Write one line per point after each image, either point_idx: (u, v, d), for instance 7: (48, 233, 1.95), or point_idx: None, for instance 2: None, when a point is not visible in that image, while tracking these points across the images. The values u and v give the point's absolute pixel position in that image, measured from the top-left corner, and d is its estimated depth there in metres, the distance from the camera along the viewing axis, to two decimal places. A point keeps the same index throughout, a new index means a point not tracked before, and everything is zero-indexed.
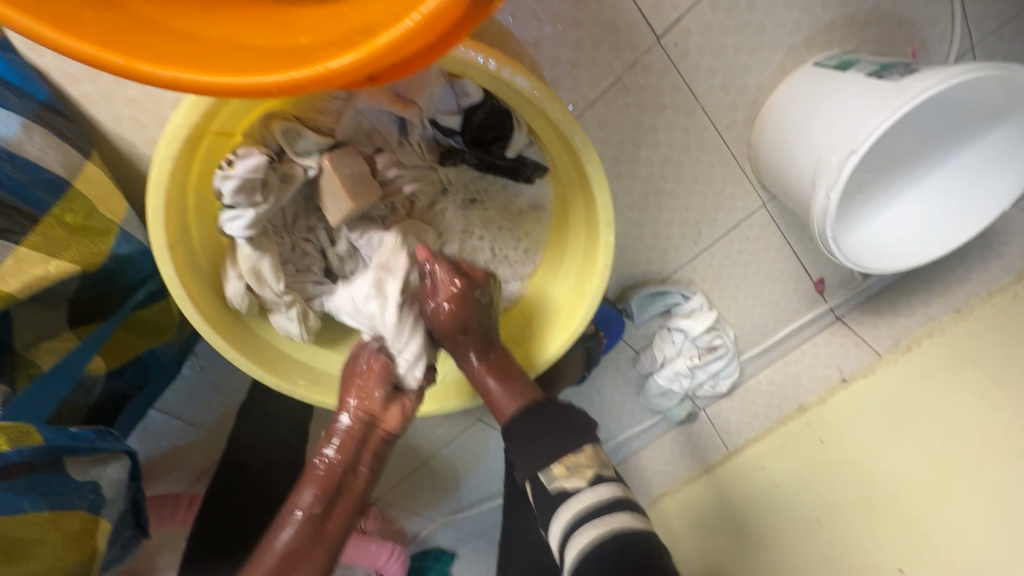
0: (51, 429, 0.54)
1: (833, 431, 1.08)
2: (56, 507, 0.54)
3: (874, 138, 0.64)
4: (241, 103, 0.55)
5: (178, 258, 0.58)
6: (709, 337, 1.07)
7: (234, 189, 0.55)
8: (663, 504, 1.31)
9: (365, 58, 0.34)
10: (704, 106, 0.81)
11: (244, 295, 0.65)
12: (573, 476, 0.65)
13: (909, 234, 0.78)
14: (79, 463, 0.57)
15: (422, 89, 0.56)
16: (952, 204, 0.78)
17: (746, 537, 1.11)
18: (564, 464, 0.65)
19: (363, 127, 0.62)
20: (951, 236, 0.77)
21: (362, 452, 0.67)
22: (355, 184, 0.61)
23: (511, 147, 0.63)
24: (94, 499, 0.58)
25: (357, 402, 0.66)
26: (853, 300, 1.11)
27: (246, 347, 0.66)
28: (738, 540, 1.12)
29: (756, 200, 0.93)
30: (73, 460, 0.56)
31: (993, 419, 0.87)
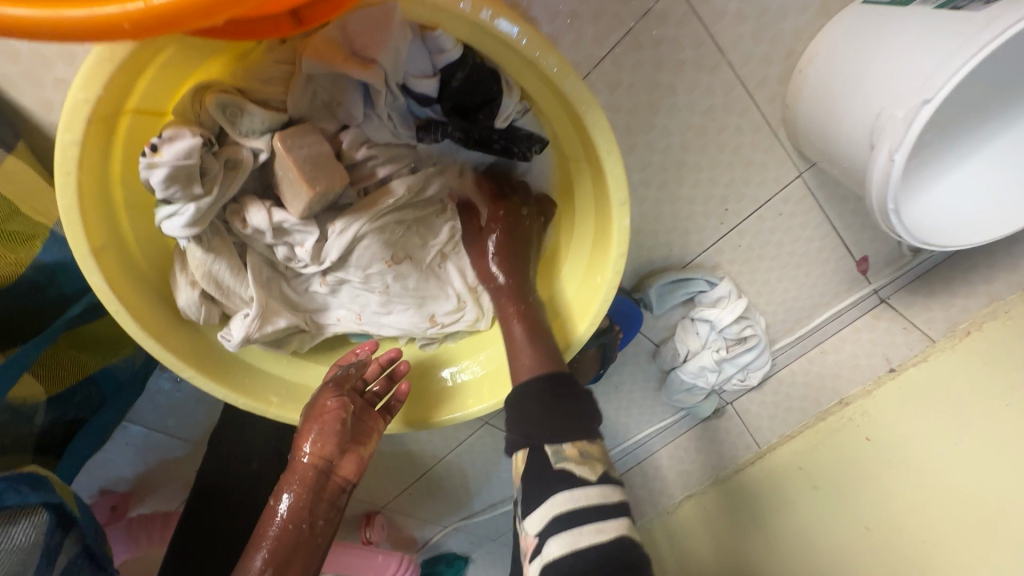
0: None
1: (878, 426, 0.96)
2: None
3: (952, 85, 0.51)
4: (164, 73, 0.45)
5: (110, 266, 0.49)
6: (738, 327, 0.96)
7: (164, 181, 0.45)
8: (686, 508, 1.21)
9: None
10: (732, 60, 0.69)
11: (199, 304, 0.55)
12: (583, 463, 0.56)
13: (978, 203, 0.66)
14: None
15: (383, 44, 0.45)
16: None
17: (777, 544, 1.01)
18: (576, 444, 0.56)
19: (321, 99, 0.51)
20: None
21: (318, 495, 0.61)
22: (314, 169, 0.51)
23: (501, 115, 0.52)
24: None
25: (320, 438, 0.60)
26: (900, 280, 0.99)
27: (207, 364, 0.57)
28: (773, 549, 1.01)
29: (793, 170, 0.80)
30: None
31: None
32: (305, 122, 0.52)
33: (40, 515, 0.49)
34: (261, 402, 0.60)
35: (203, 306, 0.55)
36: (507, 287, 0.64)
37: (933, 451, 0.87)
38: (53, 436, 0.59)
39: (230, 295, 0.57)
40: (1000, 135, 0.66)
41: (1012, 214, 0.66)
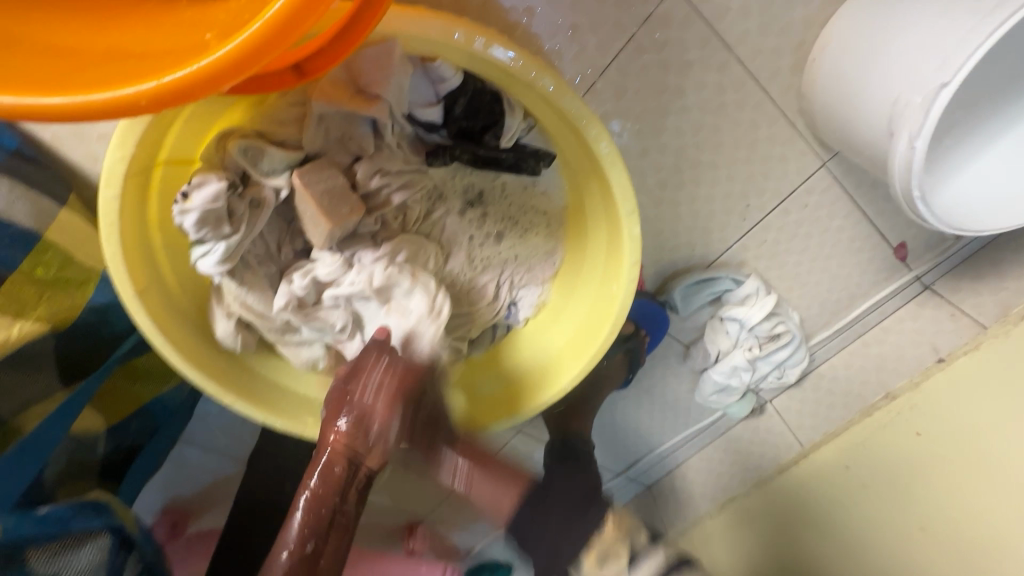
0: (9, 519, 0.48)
1: (930, 419, 0.91)
2: None
3: (968, 68, 0.50)
4: (187, 123, 0.48)
5: (154, 307, 0.52)
6: (770, 325, 0.93)
7: (195, 224, 0.49)
8: (706, 523, 1.17)
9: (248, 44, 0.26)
10: (739, 56, 0.68)
11: (235, 333, 0.59)
12: None
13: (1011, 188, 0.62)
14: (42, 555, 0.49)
15: (387, 78, 0.47)
16: None
17: (829, 539, 0.97)
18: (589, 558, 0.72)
19: (334, 134, 0.54)
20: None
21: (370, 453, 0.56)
22: (331, 202, 0.54)
23: (507, 135, 0.53)
24: None
25: (346, 426, 0.55)
26: (944, 264, 0.93)
27: (247, 390, 0.60)
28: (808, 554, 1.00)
29: (814, 160, 0.78)
30: (35, 552, 0.49)
31: None
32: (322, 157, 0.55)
33: (103, 539, 0.53)
34: (300, 423, 0.61)
35: (239, 334, 0.59)
36: (348, 433, 0.55)
37: (996, 445, 0.82)
38: (113, 463, 0.64)
39: (265, 323, 0.60)
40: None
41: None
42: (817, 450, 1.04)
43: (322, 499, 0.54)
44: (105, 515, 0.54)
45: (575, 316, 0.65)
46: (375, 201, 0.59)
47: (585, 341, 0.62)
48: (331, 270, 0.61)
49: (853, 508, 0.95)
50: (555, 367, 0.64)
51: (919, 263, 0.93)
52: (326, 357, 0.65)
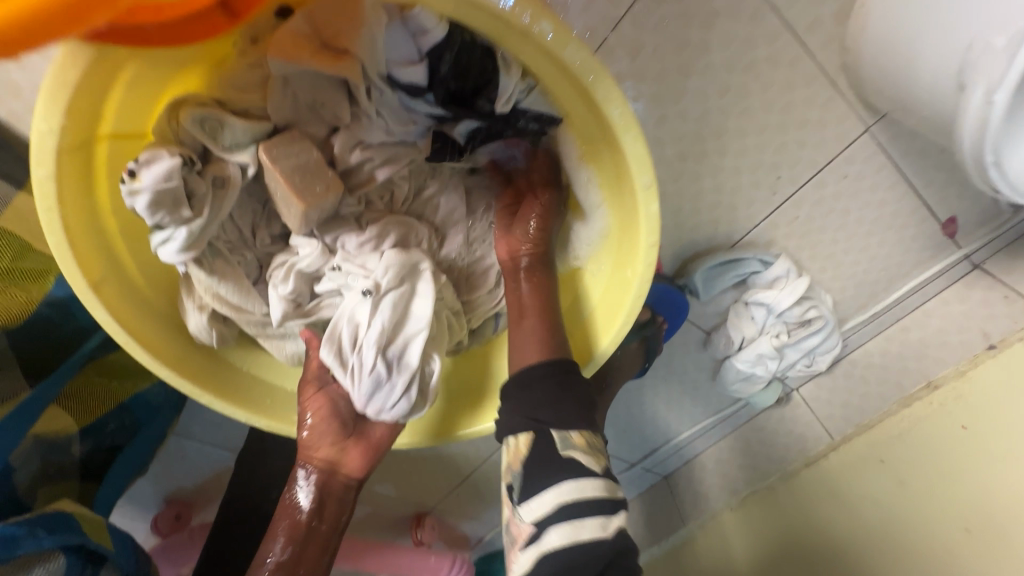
0: None
1: (976, 412, 0.82)
2: None
3: None
4: (131, 91, 0.42)
5: (112, 301, 0.47)
6: (800, 310, 0.85)
7: (149, 208, 0.43)
8: (725, 519, 1.12)
9: None
10: (773, 3, 0.59)
11: (207, 328, 0.53)
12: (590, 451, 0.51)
13: None
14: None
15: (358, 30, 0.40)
16: None
17: (839, 528, 0.93)
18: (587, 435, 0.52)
19: (304, 102, 0.47)
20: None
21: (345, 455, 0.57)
22: (303, 180, 0.47)
23: (501, 97, 0.46)
24: None
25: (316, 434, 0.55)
26: (1000, 241, 0.82)
27: (224, 387, 0.55)
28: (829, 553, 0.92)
29: (858, 125, 0.69)
30: None
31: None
32: (292, 128, 0.48)
33: (55, 561, 0.47)
34: (284, 423, 0.57)
35: (214, 329, 0.53)
36: (324, 435, 0.55)
37: None
38: (91, 461, 0.60)
39: (241, 316, 0.55)
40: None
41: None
42: (850, 444, 0.98)
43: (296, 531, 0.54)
44: (57, 535, 0.47)
45: (583, 311, 0.58)
46: (357, 178, 0.53)
47: (594, 336, 0.56)
48: (311, 258, 0.56)
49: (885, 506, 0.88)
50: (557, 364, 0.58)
51: (969, 241, 0.83)
52: (310, 352, 0.59)
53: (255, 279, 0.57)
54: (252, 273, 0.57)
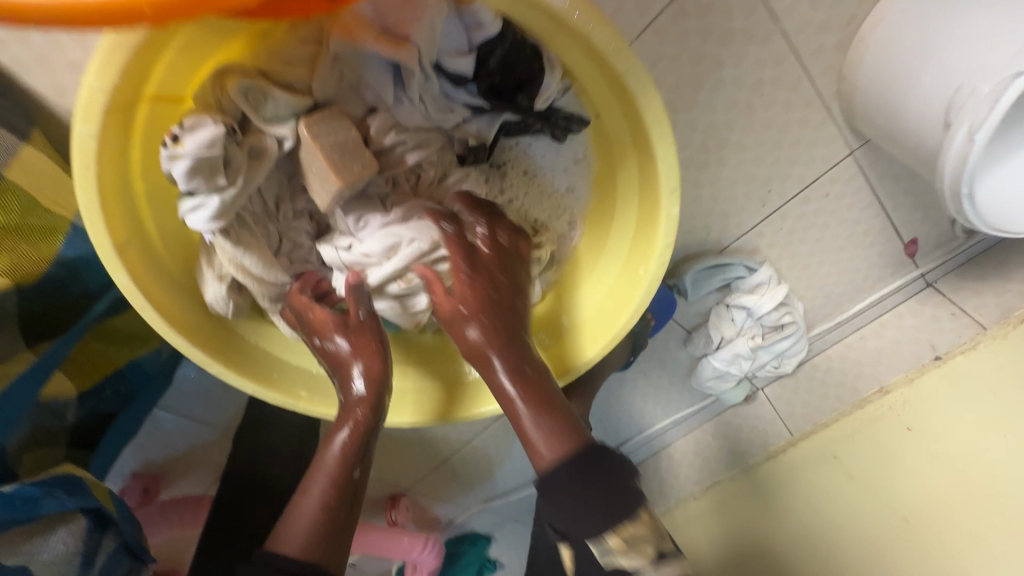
0: None
1: (922, 416, 0.92)
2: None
3: None
4: (179, 54, 0.41)
5: (135, 265, 0.46)
6: (777, 315, 0.92)
7: (187, 173, 0.43)
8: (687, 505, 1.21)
9: None
10: (785, 29, 0.64)
11: (225, 299, 0.53)
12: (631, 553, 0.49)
13: None
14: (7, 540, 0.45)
15: (419, 17, 0.41)
16: None
17: (791, 515, 1.02)
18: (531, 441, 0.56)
19: (347, 81, 0.48)
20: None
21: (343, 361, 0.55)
22: (342, 158, 0.48)
23: (542, 95, 0.48)
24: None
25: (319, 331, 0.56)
26: (948, 263, 0.93)
27: (236, 357, 0.55)
28: (781, 545, 1.01)
29: (843, 148, 0.75)
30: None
31: (999, 401, 0.83)
32: (331, 105, 0.49)
33: (78, 522, 0.50)
34: (291, 396, 0.57)
35: (231, 300, 0.53)
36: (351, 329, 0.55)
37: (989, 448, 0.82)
38: (86, 429, 0.59)
39: (259, 288, 0.55)
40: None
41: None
42: (806, 440, 1.05)
43: (336, 481, 0.51)
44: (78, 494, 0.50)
45: (585, 305, 0.61)
46: (389, 159, 0.53)
47: (596, 332, 0.59)
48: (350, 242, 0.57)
49: (837, 505, 0.96)
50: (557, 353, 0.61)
51: (927, 262, 0.93)
52: None
53: (275, 251, 0.57)
54: (274, 243, 0.56)
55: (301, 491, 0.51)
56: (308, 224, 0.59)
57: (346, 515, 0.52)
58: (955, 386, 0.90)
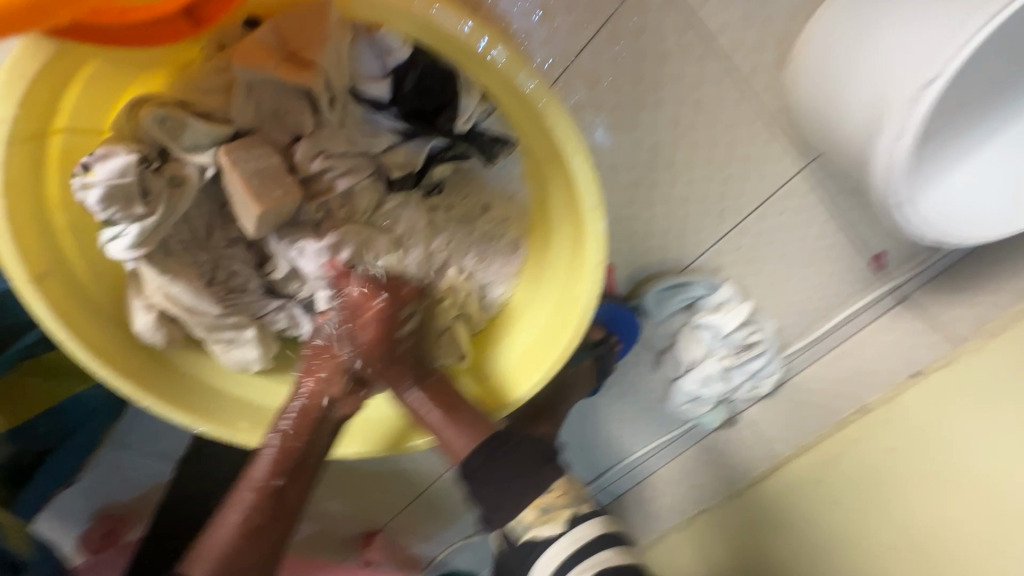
0: None
1: (906, 433, 0.88)
2: None
3: (955, 65, 0.49)
4: (90, 88, 0.44)
5: (55, 295, 0.46)
6: (744, 334, 0.90)
7: (103, 202, 0.44)
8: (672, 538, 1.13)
9: None
10: (720, 48, 0.65)
11: (156, 328, 0.52)
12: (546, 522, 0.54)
13: (983, 204, 0.61)
14: None
15: (325, 41, 0.46)
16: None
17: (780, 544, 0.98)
18: (533, 510, 0.53)
19: (266, 108, 0.51)
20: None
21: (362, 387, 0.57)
22: (261, 183, 0.49)
23: (461, 117, 0.51)
24: None
25: (328, 359, 0.57)
26: (922, 275, 0.90)
27: (166, 390, 0.54)
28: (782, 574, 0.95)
29: (795, 162, 0.75)
30: None
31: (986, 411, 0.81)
32: (255, 133, 0.51)
33: None
34: (230, 429, 0.56)
35: (161, 329, 0.52)
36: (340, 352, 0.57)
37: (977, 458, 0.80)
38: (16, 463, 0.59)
39: (193, 316, 0.54)
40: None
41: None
42: (791, 462, 1.00)
43: (257, 503, 0.53)
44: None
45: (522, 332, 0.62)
46: (316, 182, 0.55)
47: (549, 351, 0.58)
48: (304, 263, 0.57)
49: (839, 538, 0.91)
50: (501, 381, 0.62)
51: (897, 273, 0.90)
52: (263, 358, 0.59)
53: (208, 280, 0.56)
54: (206, 274, 0.56)
55: (221, 512, 0.53)
56: (245, 253, 0.60)
57: (267, 533, 0.53)
58: (953, 400, 0.85)
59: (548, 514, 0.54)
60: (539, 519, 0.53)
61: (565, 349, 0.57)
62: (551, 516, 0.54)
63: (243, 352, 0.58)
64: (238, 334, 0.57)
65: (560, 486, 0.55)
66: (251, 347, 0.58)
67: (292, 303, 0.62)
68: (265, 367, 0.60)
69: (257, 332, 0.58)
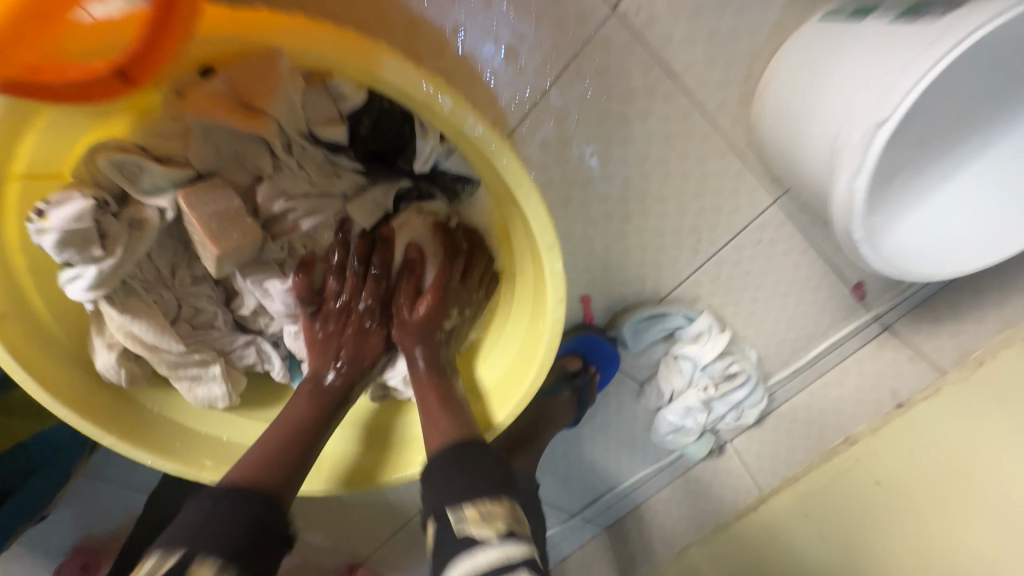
0: None
1: (892, 470, 0.85)
2: None
3: (909, 103, 0.47)
4: (49, 134, 0.45)
5: (13, 336, 0.46)
6: (723, 365, 0.89)
7: (57, 246, 0.44)
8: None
9: None
10: (686, 85, 0.66)
11: (116, 366, 0.52)
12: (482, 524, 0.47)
13: (948, 240, 0.62)
14: None
15: (271, 93, 0.46)
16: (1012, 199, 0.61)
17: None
18: (476, 507, 0.47)
19: (226, 151, 0.51)
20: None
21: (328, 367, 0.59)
22: (221, 226, 0.50)
23: (420, 158, 0.54)
24: None
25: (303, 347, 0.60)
26: (902, 305, 0.90)
27: (126, 427, 0.53)
28: None
29: (767, 195, 0.75)
30: None
31: (979, 436, 0.77)
32: (215, 175, 0.52)
33: None
34: (194, 467, 0.55)
35: (123, 368, 0.53)
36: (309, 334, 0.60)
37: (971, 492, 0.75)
38: None
39: (155, 354, 0.54)
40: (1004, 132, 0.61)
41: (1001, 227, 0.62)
42: (777, 495, 0.99)
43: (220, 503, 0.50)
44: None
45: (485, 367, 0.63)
46: (278, 221, 0.56)
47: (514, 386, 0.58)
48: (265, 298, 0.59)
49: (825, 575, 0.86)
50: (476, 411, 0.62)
51: (878, 303, 0.90)
52: (228, 394, 0.58)
53: (173, 318, 0.57)
54: (171, 312, 0.56)
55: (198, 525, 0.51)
56: (211, 289, 0.60)
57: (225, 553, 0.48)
58: (944, 431, 0.82)
59: (485, 514, 0.47)
60: (480, 520, 0.47)
61: (530, 387, 0.56)
62: (488, 516, 0.47)
63: (210, 388, 0.57)
64: (207, 370, 0.57)
65: (508, 503, 0.48)
66: (217, 383, 0.57)
67: (260, 338, 0.63)
68: (233, 403, 0.59)
69: (223, 366, 0.58)
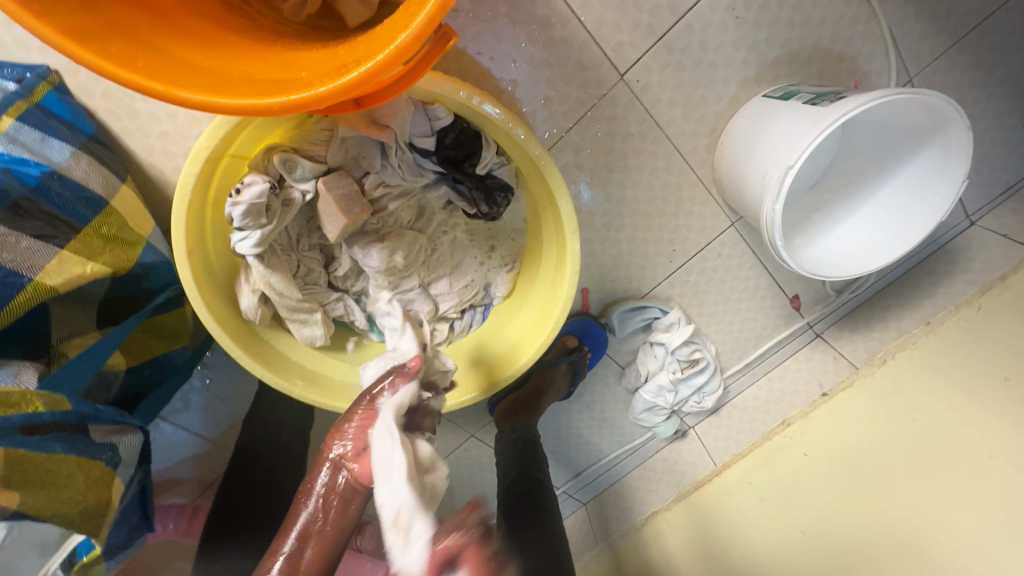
0: (77, 399, 0.61)
1: (815, 444, 1.08)
2: (82, 453, 0.60)
3: (807, 155, 0.72)
4: (253, 133, 0.67)
5: (196, 268, 0.67)
6: (688, 350, 1.12)
7: (242, 214, 0.65)
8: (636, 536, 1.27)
9: (342, 86, 0.43)
10: (669, 133, 0.91)
11: (256, 307, 0.73)
12: None
13: (852, 251, 0.84)
14: (100, 428, 0.63)
15: (393, 114, 0.66)
16: (892, 223, 0.84)
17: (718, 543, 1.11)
18: None
19: (350, 154, 0.72)
20: (927, 221, 0.81)
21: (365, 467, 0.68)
22: (347, 203, 0.72)
23: (482, 164, 0.74)
24: (111, 456, 0.64)
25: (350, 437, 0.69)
26: (829, 316, 1.17)
27: (254, 348, 0.73)
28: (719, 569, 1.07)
29: (725, 219, 1.00)
30: (95, 426, 0.63)
31: (890, 412, 0.99)
32: (339, 169, 0.73)
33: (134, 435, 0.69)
34: (290, 382, 0.74)
35: (260, 308, 0.73)
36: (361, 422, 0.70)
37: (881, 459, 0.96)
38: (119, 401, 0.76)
39: (281, 299, 0.74)
40: (908, 160, 0.82)
41: (910, 231, 0.82)
42: (727, 469, 1.21)
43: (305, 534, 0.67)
44: (60, 411, 0.58)
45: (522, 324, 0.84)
46: (378, 205, 0.78)
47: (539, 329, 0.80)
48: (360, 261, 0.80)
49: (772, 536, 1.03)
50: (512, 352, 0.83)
51: (811, 314, 1.16)
52: (325, 335, 0.80)
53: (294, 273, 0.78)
54: (293, 267, 0.78)
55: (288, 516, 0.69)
56: (319, 255, 0.81)
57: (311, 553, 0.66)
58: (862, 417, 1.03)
59: None
60: None
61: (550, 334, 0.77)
62: None
63: (312, 329, 0.79)
64: (310, 317, 0.78)
65: None
66: (318, 326, 0.79)
67: (347, 295, 0.84)
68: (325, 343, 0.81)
69: (321, 315, 0.79)
